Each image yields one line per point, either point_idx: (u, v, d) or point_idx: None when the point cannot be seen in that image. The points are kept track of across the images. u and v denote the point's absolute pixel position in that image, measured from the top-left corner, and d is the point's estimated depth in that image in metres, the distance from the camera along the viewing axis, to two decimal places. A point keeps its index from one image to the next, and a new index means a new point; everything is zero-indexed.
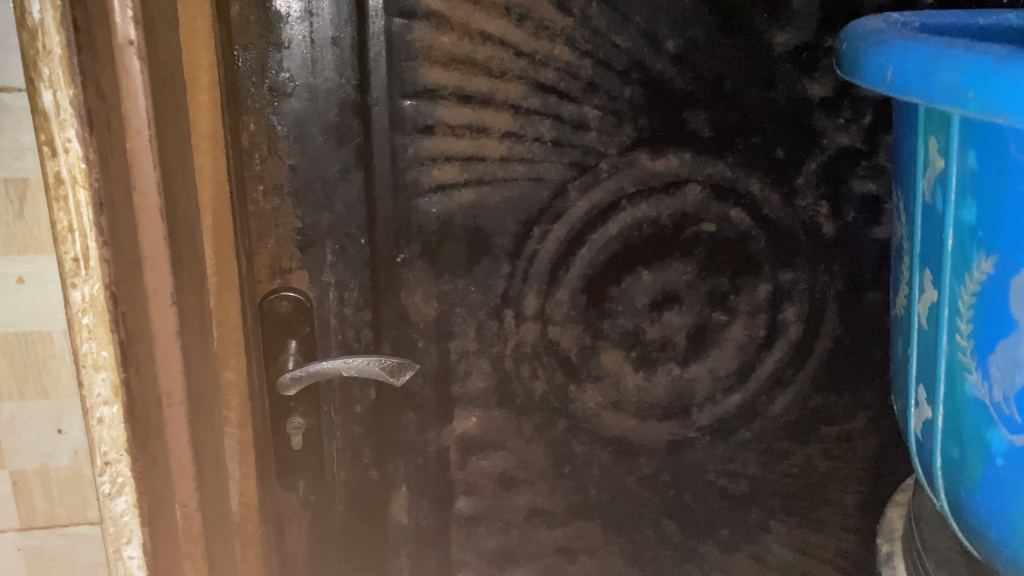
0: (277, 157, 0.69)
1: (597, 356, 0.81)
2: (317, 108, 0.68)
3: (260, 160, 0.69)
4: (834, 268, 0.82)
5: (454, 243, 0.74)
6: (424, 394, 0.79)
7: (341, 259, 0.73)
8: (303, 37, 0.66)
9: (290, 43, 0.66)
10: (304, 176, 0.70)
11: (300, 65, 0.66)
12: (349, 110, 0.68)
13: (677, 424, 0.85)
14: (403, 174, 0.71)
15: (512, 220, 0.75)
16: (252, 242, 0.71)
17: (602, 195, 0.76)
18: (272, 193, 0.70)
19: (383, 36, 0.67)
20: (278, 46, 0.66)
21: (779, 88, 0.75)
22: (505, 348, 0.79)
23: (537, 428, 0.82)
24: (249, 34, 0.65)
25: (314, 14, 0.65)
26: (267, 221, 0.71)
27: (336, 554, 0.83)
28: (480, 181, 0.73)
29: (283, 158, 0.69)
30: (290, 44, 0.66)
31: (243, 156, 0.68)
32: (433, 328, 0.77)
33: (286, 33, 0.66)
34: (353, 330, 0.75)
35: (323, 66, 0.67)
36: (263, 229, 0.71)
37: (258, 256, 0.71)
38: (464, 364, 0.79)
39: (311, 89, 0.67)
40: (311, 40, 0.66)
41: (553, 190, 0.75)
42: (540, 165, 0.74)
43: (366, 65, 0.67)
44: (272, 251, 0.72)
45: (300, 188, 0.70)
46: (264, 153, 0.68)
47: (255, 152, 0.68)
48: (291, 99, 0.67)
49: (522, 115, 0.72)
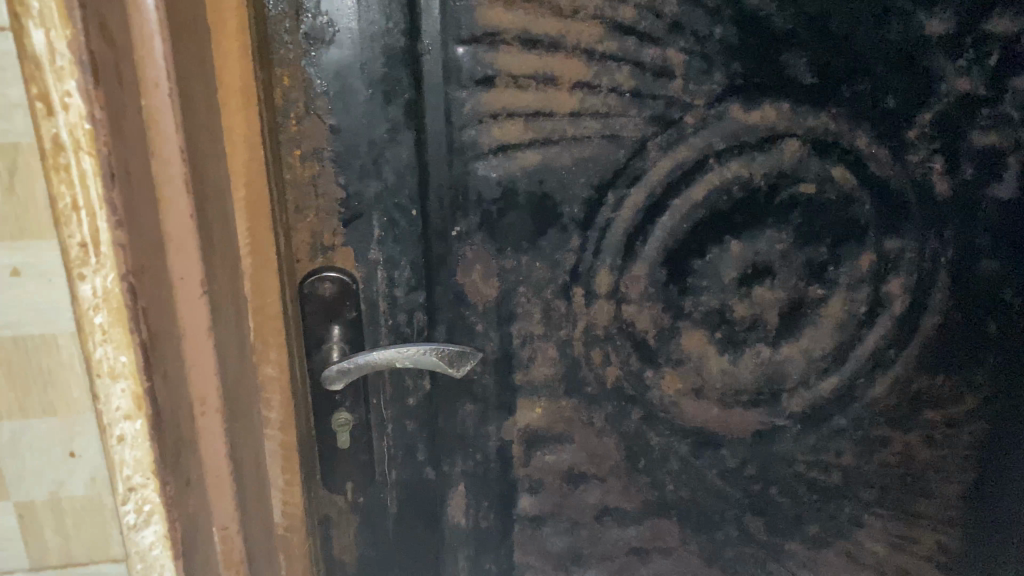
0: (316, 116, 0.59)
1: (678, 338, 0.71)
2: (361, 58, 0.58)
3: (296, 120, 0.59)
4: (946, 233, 0.72)
5: (517, 213, 0.65)
6: (483, 383, 0.70)
7: (390, 233, 0.63)
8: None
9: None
10: (347, 138, 0.60)
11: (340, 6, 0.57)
12: (396, 59, 0.59)
13: (765, 411, 0.76)
14: (459, 134, 0.62)
15: (583, 184, 0.65)
16: (289, 216, 0.61)
17: (686, 154, 0.66)
18: (310, 159, 0.60)
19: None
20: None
21: (892, 24, 0.64)
22: (574, 330, 0.70)
23: (609, 419, 0.73)
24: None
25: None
26: (305, 192, 0.61)
27: (389, 562, 0.74)
28: (547, 141, 0.63)
29: (323, 117, 0.59)
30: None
31: (277, 116, 0.59)
32: (494, 310, 0.68)
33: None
34: (404, 314, 0.66)
35: (367, 7, 0.57)
36: (300, 200, 0.61)
37: (296, 231, 0.62)
38: (529, 349, 0.70)
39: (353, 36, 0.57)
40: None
41: (629, 149, 0.65)
42: (616, 121, 0.64)
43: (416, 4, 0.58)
44: (311, 227, 0.62)
45: (343, 153, 0.60)
46: (301, 111, 0.59)
47: (291, 111, 0.59)
48: (331, 48, 0.57)
49: (596, 62, 0.62)
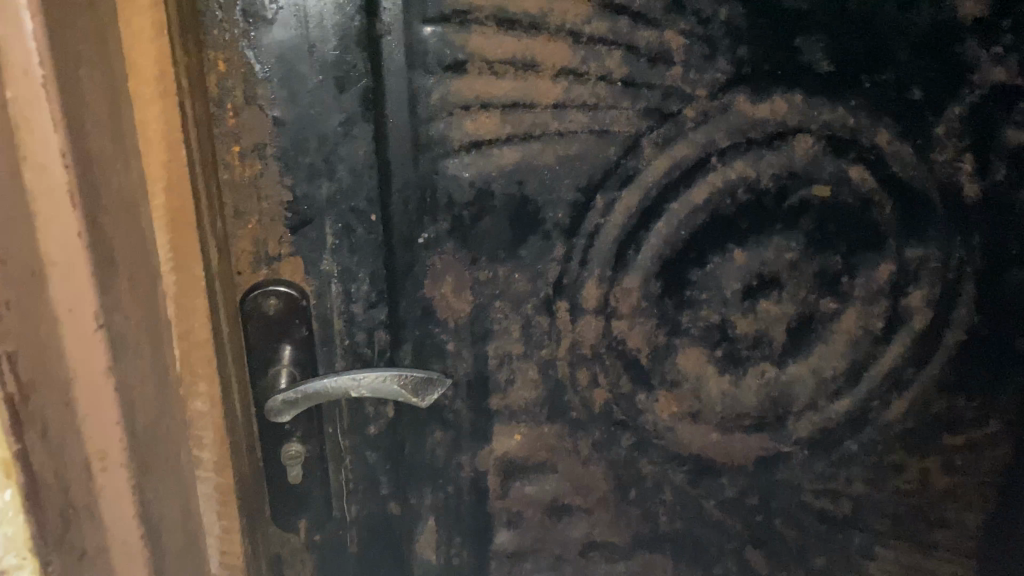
0: (256, 108, 0.51)
1: (673, 357, 0.64)
2: (310, 39, 0.50)
3: (233, 113, 0.50)
4: (974, 241, 0.64)
5: (493, 218, 0.57)
6: (455, 409, 0.62)
7: (345, 241, 0.55)
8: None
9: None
10: (293, 133, 0.52)
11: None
12: (350, 41, 0.50)
13: (769, 437, 0.68)
14: (425, 128, 0.54)
15: (568, 185, 0.57)
16: (227, 223, 0.53)
17: (685, 151, 0.58)
18: (251, 157, 0.52)
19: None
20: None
21: (923, 5, 0.56)
22: (557, 350, 0.62)
23: (597, 446, 0.66)
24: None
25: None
26: (245, 195, 0.52)
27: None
28: (527, 136, 0.55)
29: (265, 109, 0.51)
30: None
31: (210, 108, 0.50)
32: (467, 328, 0.60)
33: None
34: (364, 333, 0.58)
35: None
36: (240, 204, 0.53)
37: (236, 238, 0.53)
38: (506, 371, 0.62)
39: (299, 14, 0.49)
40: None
41: (620, 147, 0.57)
42: (606, 113, 0.56)
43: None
44: (253, 234, 0.54)
45: (289, 149, 0.52)
46: (239, 101, 0.50)
47: (227, 102, 0.50)
48: (273, 28, 0.49)
49: (583, 45, 0.53)
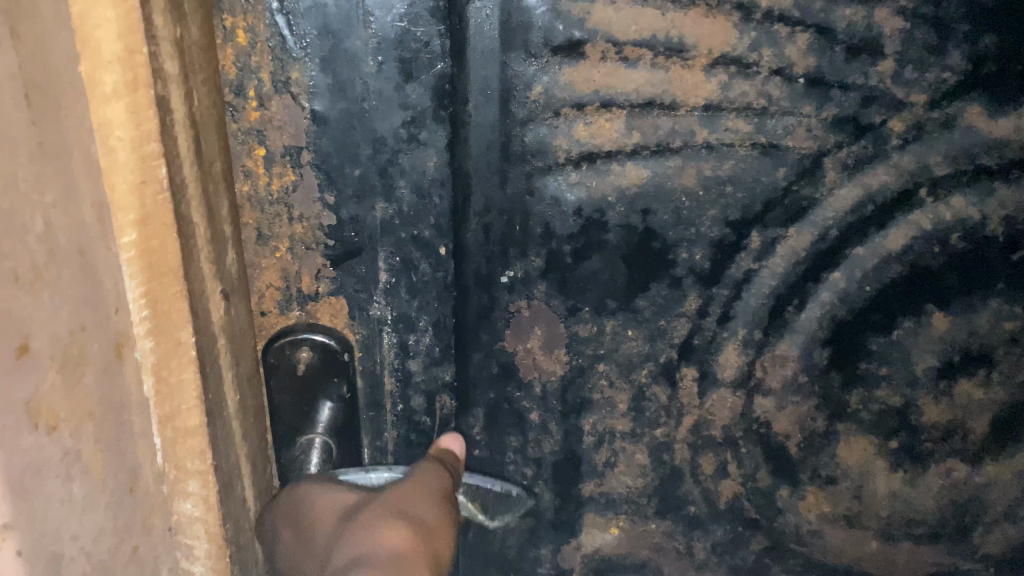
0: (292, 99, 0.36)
1: (831, 448, 0.48)
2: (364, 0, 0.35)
3: (259, 103, 0.36)
4: None
5: (604, 258, 0.42)
6: (535, 493, 0.48)
7: (404, 280, 0.41)
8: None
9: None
10: (334, 134, 0.37)
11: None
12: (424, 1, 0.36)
13: (947, 551, 0.51)
14: (520, 132, 0.39)
15: (713, 219, 0.41)
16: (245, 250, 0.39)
17: (884, 179, 0.41)
18: (281, 164, 0.37)
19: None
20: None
21: None
22: (675, 429, 0.47)
23: (716, 548, 0.51)
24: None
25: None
26: (275, 213, 0.38)
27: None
28: (660, 149, 0.39)
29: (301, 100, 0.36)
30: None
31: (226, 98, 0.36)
32: (559, 397, 0.45)
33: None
34: (421, 393, 0.44)
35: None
36: (266, 224, 0.39)
37: (257, 266, 0.39)
38: (606, 452, 0.47)
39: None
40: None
41: (793, 169, 0.40)
42: (776, 122, 0.39)
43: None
44: (278, 264, 0.40)
45: (328, 155, 0.37)
46: (266, 88, 0.36)
47: (249, 90, 0.36)
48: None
49: (755, 25, 0.37)
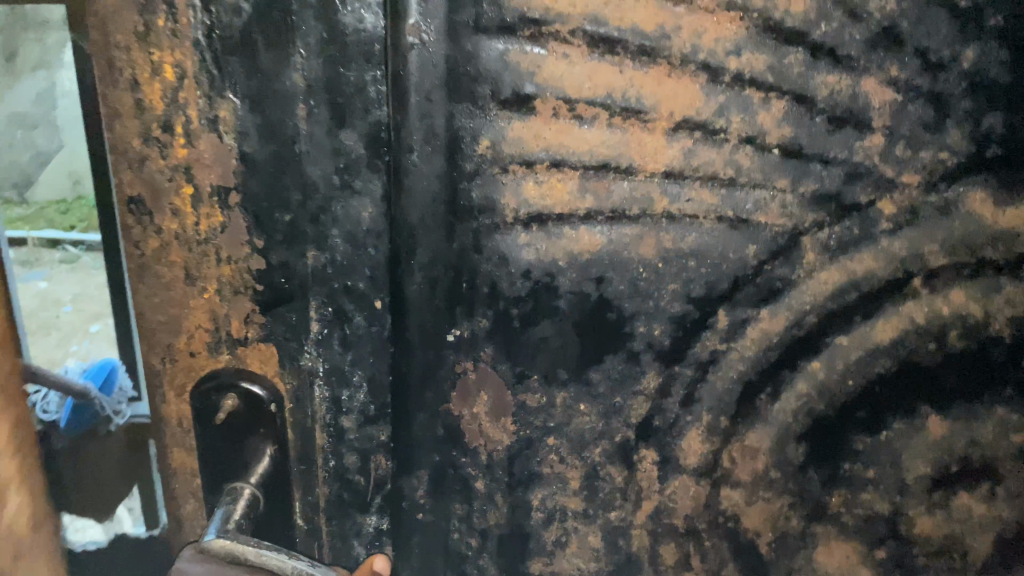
0: (220, 138, 0.34)
1: (808, 551, 0.43)
2: (298, 41, 0.33)
3: (185, 141, 0.34)
4: None
5: (552, 324, 0.39)
6: (480, 565, 0.45)
7: (336, 332, 0.39)
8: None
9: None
10: (263, 177, 0.35)
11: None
12: (358, 42, 0.33)
13: None
14: (467, 184, 0.36)
15: (672, 293, 0.38)
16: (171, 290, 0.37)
17: (871, 264, 0.37)
18: (209, 205, 0.36)
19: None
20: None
21: None
22: (633, 514, 0.43)
23: None
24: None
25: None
26: (201, 255, 0.36)
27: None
28: (615, 214, 0.36)
29: (229, 139, 0.34)
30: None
31: (151, 133, 0.34)
32: (504, 466, 0.42)
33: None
34: (353, 449, 0.42)
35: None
36: (192, 265, 0.37)
37: (183, 309, 0.38)
38: (556, 530, 0.44)
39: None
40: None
41: (765, 247, 0.36)
42: (747, 195, 0.36)
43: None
44: (206, 307, 0.38)
45: (257, 199, 0.36)
46: (192, 125, 0.34)
47: (176, 127, 0.34)
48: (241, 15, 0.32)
49: (723, 88, 0.34)
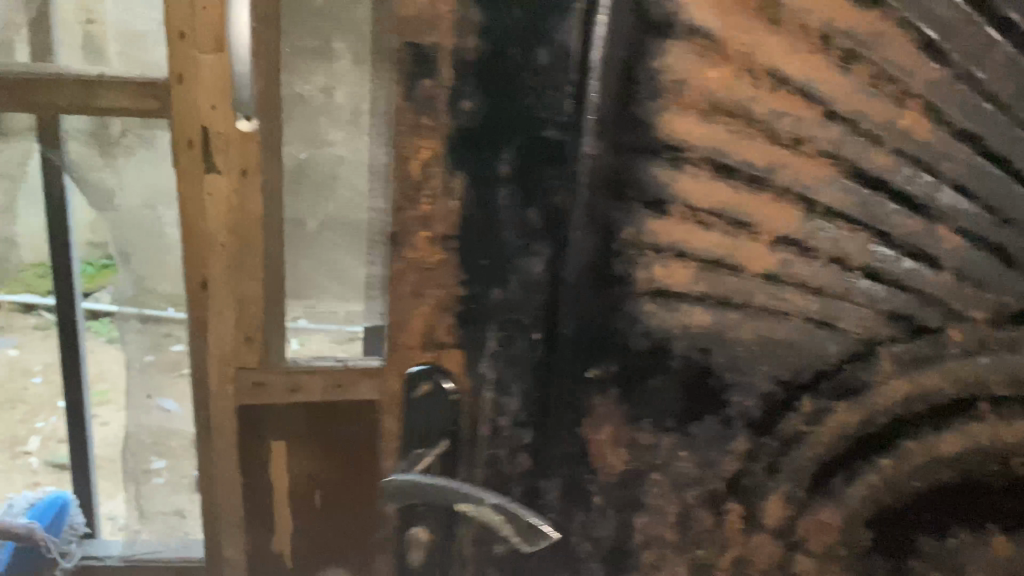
0: (450, 200, 0.44)
1: None
2: (506, 133, 0.43)
3: (429, 201, 0.45)
4: None
5: (664, 380, 0.48)
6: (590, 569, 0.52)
7: (510, 363, 0.47)
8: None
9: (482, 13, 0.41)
10: (474, 231, 0.45)
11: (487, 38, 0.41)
12: (551, 140, 0.43)
13: None
14: (616, 261, 0.45)
15: (765, 374, 0.46)
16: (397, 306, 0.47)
17: (938, 380, 0.44)
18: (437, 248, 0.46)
19: (633, 19, 0.40)
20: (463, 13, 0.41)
21: None
22: (717, 556, 0.51)
23: None
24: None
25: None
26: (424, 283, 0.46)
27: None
28: (723, 301, 0.45)
29: (456, 202, 0.44)
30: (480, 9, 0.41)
31: (405, 191, 0.45)
32: (618, 489, 0.50)
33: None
34: (506, 467, 0.50)
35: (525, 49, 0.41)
36: (419, 289, 0.46)
37: (404, 325, 0.47)
38: (652, 555, 0.52)
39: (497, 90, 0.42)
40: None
41: (847, 351, 0.45)
42: (834, 306, 0.44)
43: (591, 65, 0.41)
44: (422, 325, 0.47)
45: (464, 247, 0.45)
46: (436, 190, 0.44)
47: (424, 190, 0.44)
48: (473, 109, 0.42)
49: (818, 215, 0.43)
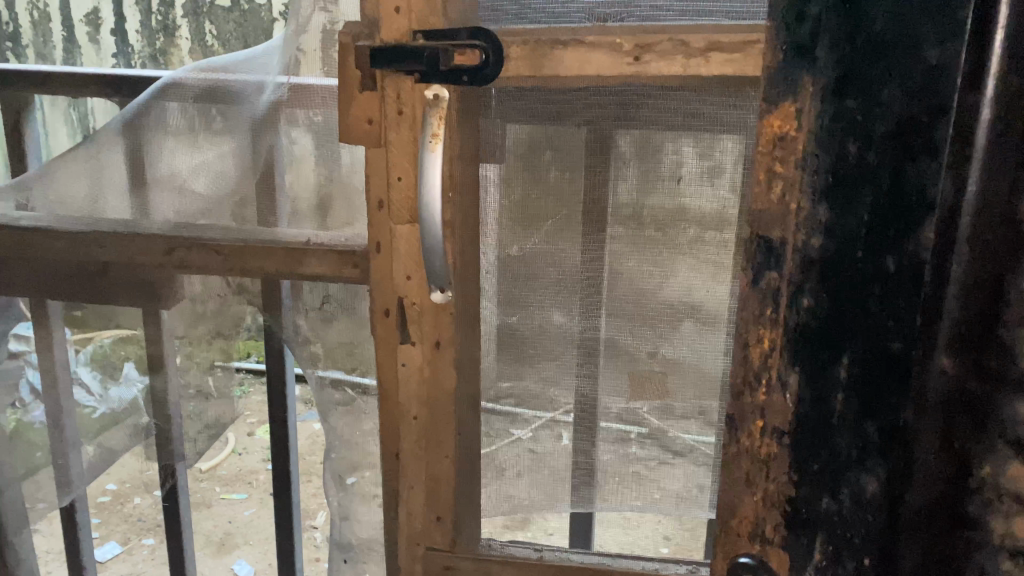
0: (786, 397, 0.67)
1: None
2: (837, 308, 0.63)
3: (764, 389, 0.68)
4: None
5: None
6: None
7: (855, 384, 0.63)
8: (850, 80, 0.59)
9: (830, 118, 0.61)
10: (836, 261, 0.62)
11: (836, 117, 0.60)
12: (929, 202, 0.57)
13: None
14: None
15: None
16: (737, 487, 0.72)
17: None
18: (770, 428, 0.69)
19: None
20: (809, 121, 0.62)
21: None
22: None
23: None
24: (796, 108, 0.62)
25: (887, 37, 0.57)
26: (757, 463, 0.70)
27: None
28: None
29: (790, 400, 0.67)
30: (823, 52, 0.59)
31: (749, 378, 0.69)
32: None
33: (832, 111, 0.60)
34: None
35: (910, 39, 0.56)
36: (749, 475, 0.71)
37: (738, 510, 0.72)
38: None
39: (868, 204, 0.60)
40: (897, 4, 0.56)
41: None
42: None
43: (963, 137, 0.54)
44: (752, 514, 0.71)
45: (794, 343, 0.66)
46: (769, 384, 0.68)
47: (761, 380, 0.68)
48: (841, 153, 0.61)
49: None
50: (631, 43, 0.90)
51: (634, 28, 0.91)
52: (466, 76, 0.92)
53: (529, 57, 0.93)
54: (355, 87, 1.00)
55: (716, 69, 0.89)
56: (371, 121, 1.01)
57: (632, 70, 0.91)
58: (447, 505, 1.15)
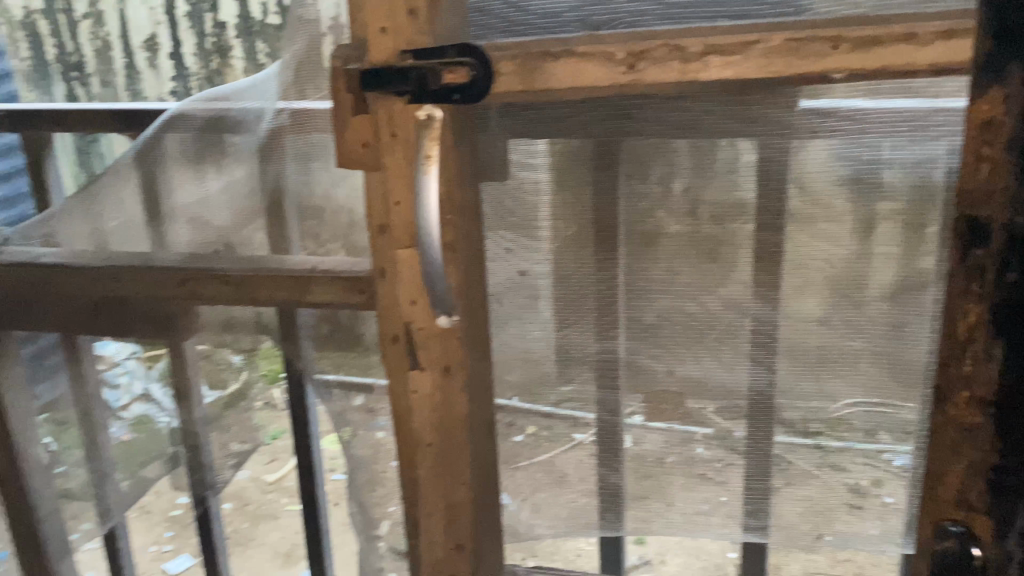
0: (990, 368, 0.67)
1: None
2: None
3: (970, 364, 0.69)
4: None
5: None
6: None
7: None
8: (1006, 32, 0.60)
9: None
10: None
11: None
12: None
13: None
14: None
15: None
16: (944, 453, 0.73)
17: None
18: (975, 401, 0.69)
19: None
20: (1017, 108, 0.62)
21: None
22: None
23: None
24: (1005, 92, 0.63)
25: None
26: (960, 436, 0.71)
27: None
28: None
29: (994, 371, 0.67)
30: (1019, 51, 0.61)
31: (956, 354, 0.69)
32: None
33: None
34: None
35: None
36: (957, 442, 0.72)
37: (942, 479, 0.74)
38: None
39: None
40: None
41: None
42: None
43: None
44: (959, 480, 0.72)
45: (1004, 324, 0.65)
46: (978, 359, 0.68)
47: (969, 354, 0.68)
48: None
49: None
50: (624, 51, 0.85)
51: (627, 37, 0.86)
52: (457, 94, 0.89)
53: (520, 72, 0.89)
54: (348, 112, 0.98)
55: (716, 74, 0.84)
56: (367, 145, 0.99)
57: (627, 79, 0.87)
58: (467, 533, 1.12)
